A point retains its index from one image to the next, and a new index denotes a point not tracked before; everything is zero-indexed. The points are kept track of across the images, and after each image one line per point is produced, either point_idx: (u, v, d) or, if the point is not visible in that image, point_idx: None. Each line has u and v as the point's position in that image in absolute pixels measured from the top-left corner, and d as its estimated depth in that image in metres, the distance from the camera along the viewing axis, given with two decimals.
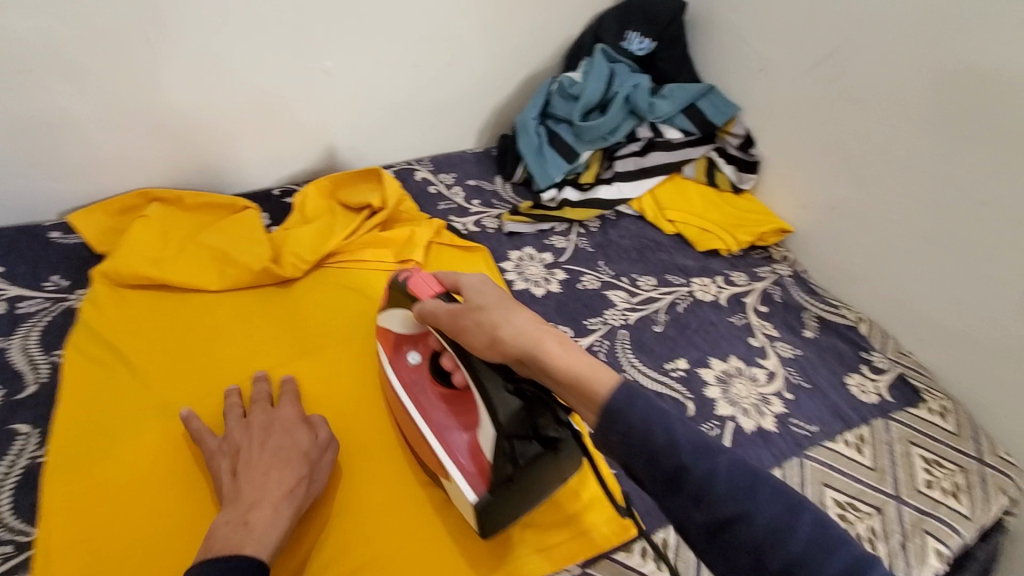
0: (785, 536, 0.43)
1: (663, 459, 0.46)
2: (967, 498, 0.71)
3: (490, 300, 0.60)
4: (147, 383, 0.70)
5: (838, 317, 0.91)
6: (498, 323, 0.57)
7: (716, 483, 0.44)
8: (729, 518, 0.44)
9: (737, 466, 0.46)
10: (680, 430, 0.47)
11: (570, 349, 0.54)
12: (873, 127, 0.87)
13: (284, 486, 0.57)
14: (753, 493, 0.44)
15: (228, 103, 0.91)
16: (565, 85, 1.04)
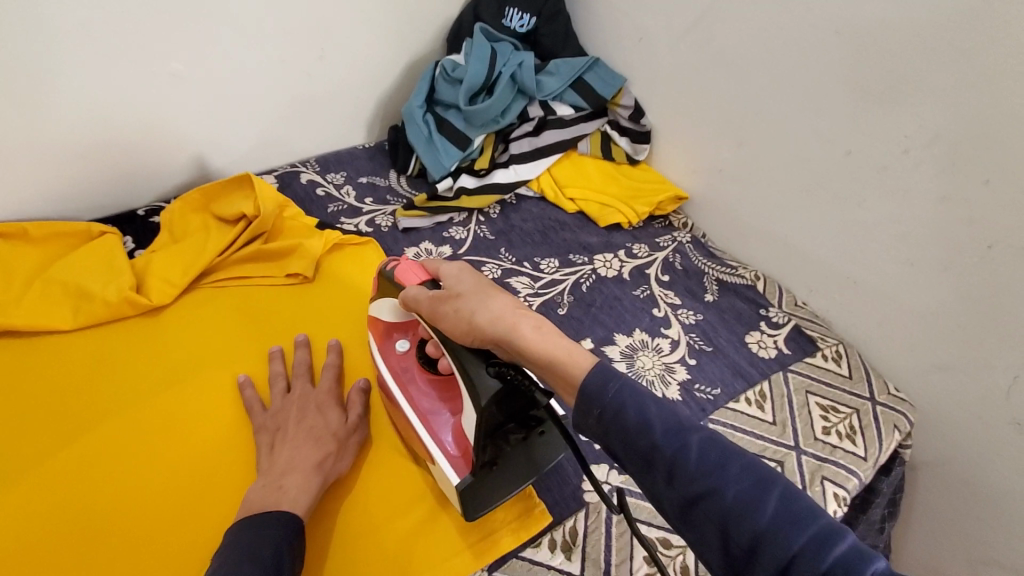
0: (749, 510, 0.41)
1: (666, 462, 0.44)
2: (861, 439, 0.74)
3: (468, 283, 0.59)
4: (144, 394, 0.69)
5: (736, 277, 0.93)
6: (474, 304, 0.56)
7: (686, 459, 0.44)
8: (696, 495, 0.43)
9: (708, 444, 0.45)
10: (690, 438, 0.45)
11: (545, 332, 0.54)
12: (747, 88, 0.88)
13: (314, 458, 0.60)
14: (766, 508, 0.41)
15: (65, 122, 0.81)
16: (448, 68, 1.00)
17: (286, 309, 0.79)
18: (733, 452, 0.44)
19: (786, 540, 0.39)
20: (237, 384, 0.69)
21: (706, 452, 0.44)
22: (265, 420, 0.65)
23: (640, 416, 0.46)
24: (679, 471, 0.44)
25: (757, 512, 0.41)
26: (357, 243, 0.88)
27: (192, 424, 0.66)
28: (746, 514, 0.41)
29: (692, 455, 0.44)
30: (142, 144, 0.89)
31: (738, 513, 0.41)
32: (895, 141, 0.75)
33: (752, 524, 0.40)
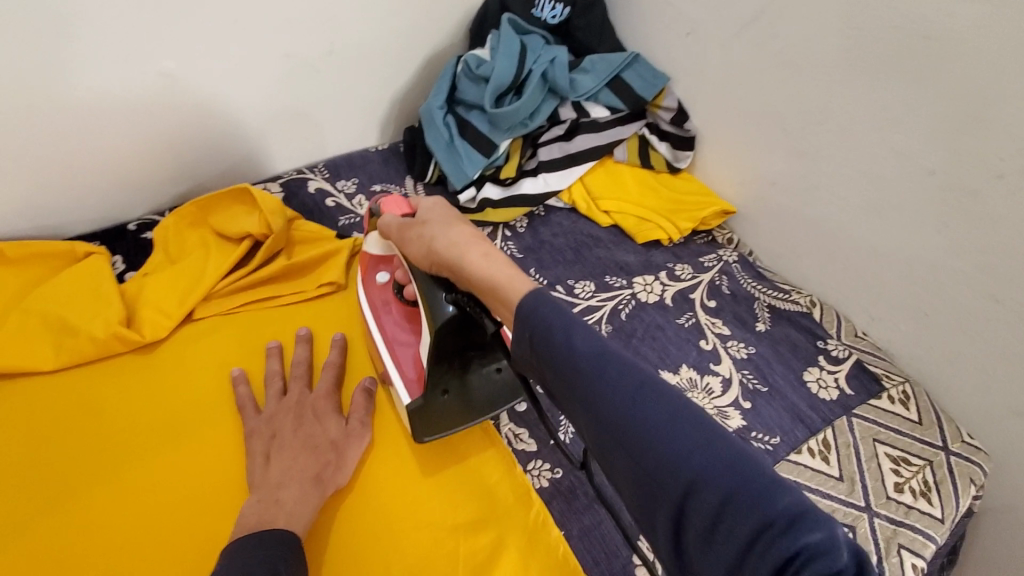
0: (659, 435, 0.37)
1: (582, 386, 0.40)
2: (937, 497, 0.66)
3: (437, 212, 0.57)
4: (135, 415, 0.62)
5: (790, 303, 0.84)
6: (434, 230, 0.54)
7: (601, 383, 0.40)
8: (609, 416, 0.39)
9: (627, 369, 0.40)
10: (610, 358, 0.41)
11: (492, 258, 0.49)
12: (810, 95, 0.78)
13: (312, 470, 0.55)
14: (683, 433, 0.37)
15: (43, 128, 0.72)
16: (472, 65, 0.90)
17: (288, 322, 0.71)
18: (652, 380, 0.40)
19: (690, 464, 0.36)
20: (232, 379, 0.64)
21: (625, 376, 0.40)
22: (258, 424, 0.60)
23: (564, 340, 0.42)
24: (597, 394, 0.40)
25: (671, 436, 0.37)
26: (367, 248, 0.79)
27: (188, 471, 0.58)
28: (657, 440, 0.37)
29: (610, 377, 0.40)
30: (132, 151, 0.80)
31: (653, 436, 0.37)
32: (988, 162, 0.65)
33: (661, 450, 0.37)
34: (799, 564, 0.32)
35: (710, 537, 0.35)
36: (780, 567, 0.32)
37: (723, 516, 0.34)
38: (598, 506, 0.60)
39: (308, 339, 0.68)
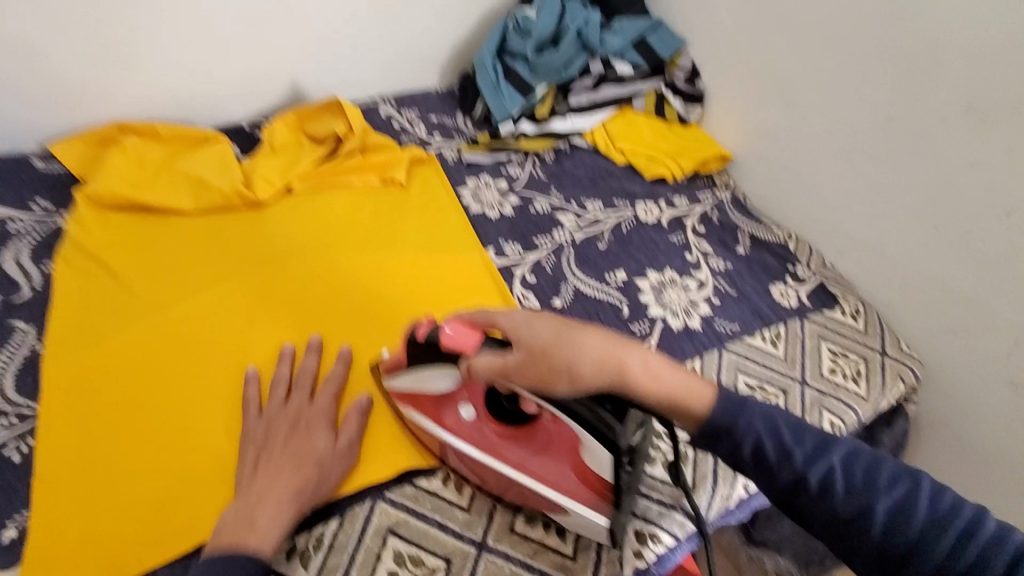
0: (902, 522, 0.45)
1: (819, 492, 0.47)
2: (864, 381, 0.83)
3: (549, 325, 0.50)
4: (202, 308, 0.72)
5: (770, 235, 0.99)
6: (571, 353, 0.48)
7: (836, 487, 0.47)
8: (851, 515, 0.46)
9: (852, 460, 0.48)
10: (836, 456, 0.48)
11: (652, 365, 0.50)
12: (802, 54, 0.93)
13: (292, 487, 0.55)
14: (917, 515, 0.45)
15: (188, 38, 0.91)
16: (520, 20, 1.08)
17: (357, 206, 0.90)
18: (873, 460, 0.48)
19: (936, 543, 0.44)
20: (245, 376, 0.65)
21: (851, 471, 0.48)
22: (256, 427, 0.60)
23: (781, 447, 0.49)
24: (832, 498, 0.47)
25: (910, 521, 0.45)
26: (421, 158, 0.99)
27: (217, 384, 0.65)
28: (897, 523, 0.45)
29: (840, 478, 0.47)
30: (247, 66, 0.99)
31: (890, 524, 0.45)
32: (935, 105, 0.80)
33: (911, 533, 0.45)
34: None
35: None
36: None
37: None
38: None
39: (318, 348, 0.68)
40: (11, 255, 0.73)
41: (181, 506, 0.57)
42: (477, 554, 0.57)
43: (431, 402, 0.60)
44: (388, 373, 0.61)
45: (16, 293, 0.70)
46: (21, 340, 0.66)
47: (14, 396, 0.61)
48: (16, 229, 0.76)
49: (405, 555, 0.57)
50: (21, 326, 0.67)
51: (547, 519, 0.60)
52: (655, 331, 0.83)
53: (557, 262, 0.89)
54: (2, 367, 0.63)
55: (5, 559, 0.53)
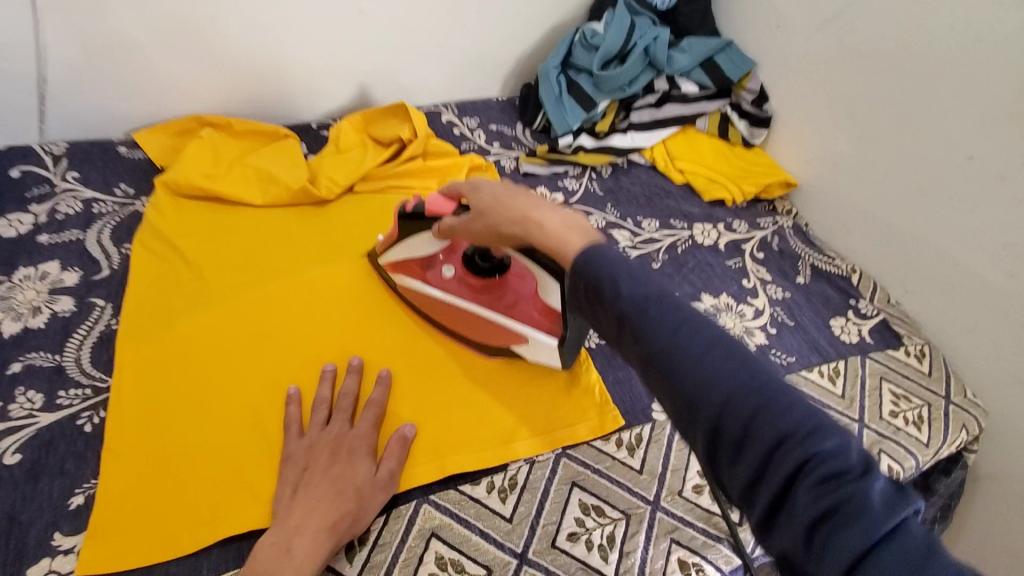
0: (706, 374, 0.38)
1: (631, 329, 0.42)
2: (927, 428, 0.78)
3: (489, 192, 0.57)
4: (267, 302, 0.74)
5: (832, 267, 0.96)
6: (497, 213, 0.56)
7: (647, 324, 0.41)
8: (656, 354, 0.40)
9: (678, 310, 0.41)
10: (654, 302, 0.42)
11: (553, 219, 0.51)
12: (879, 84, 0.90)
13: (329, 519, 0.53)
14: (721, 365, 0.38)
15: (269, 39, 0.95)
16: (587, 35, 1.08)
17: None
18: (702, 319, 0.41)
19: (734, 401, 0.37)
20: (287, 395, 0.64)
21: (666, 316, 0.41)
22: (297, 449, 0.59)
23: (612, 288, 0.43)
24: (641, 335, 0.41)
25: (710, 367, 0.38)
26: (479, 165, 1.00)
27: (274, 381, 0.67)
28: (698, 376, 0.38)
29: (654, 320, 0.41)
30: (321, 68, 1.02)
31: (690, 368, 0.38)
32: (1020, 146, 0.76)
33: (706, 388, 0.38)
34: (814, 476, 0.34)
35: (731, 452, 0.36)
36: (788, 475, 0.34)
37: (750, 434, 0.36)
38: (629, 365, 0.75)
39: (359, 369, 0.67)
40: (94, 236, 0.77)
41: (236, 493, 0.58)
42: (518, 566, 0.57)
43: (419, 266, 0.74)
44: (386, 248, 0.76)
45: (96, 271, 0.73)
46: (98, 316, 0.69)
47: (90, 369, 0.65)
48: (100, 212, 0.80)
49: (447, 560, 0.56)
50: (99, 303, 0.70)
51: (588, 538, 0.59)
52: None
53: None
54: (80, 340, 0.67)
55: (72, 524, 0.55)
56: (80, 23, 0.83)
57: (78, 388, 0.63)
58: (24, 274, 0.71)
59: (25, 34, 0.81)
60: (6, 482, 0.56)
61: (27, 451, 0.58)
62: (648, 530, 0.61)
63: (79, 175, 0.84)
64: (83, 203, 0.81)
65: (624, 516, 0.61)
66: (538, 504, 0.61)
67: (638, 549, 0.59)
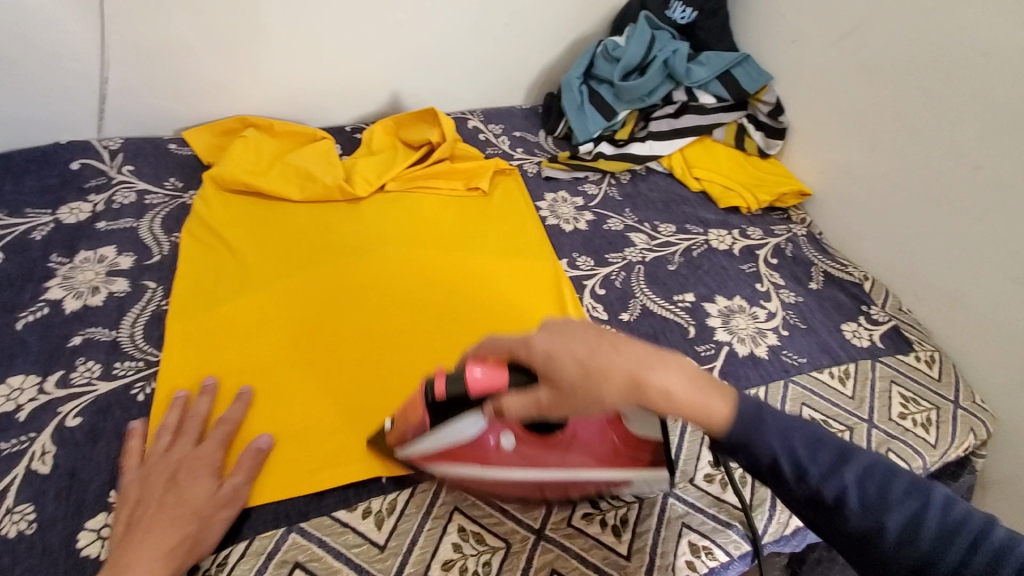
0: (915, 534, 0.45)
1: (837, 508, 0.46)
2: (934, 430, 0.80)
3: (570, 359, 0.48)
4: (295, 290, 0.79)
5: (845, 274, 0.99)
6: (598, 393, 0.48)
7: (851, 501, 0.46)
8: (868, 530, 0.46)
9: (867, 473, 0.47)
10: (845, 465, 0.47)
11: (673, 378, 0.48)
12: (892, 97, 0.93)
13: (164, 546, 0.51)
14: (930, 524, 0.45)
15: (310, 46, 1.01)
16: (609, 48, 1.13)
17: (443, 211, 0.96)
18: (887, 470, 0.47)
19: (948, 553, 0.44)
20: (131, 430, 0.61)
21: (866, 484, 0.47)
22: (132, 480, 0.57)
23: (797, 464, 0.48)
24: (846, 513, 0.46)
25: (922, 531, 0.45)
26: (503, 169, 1.05)
27: (305, 362, 0.71)
28: (914, 539, 0.45)
29: (854, 491, 0.46)
30: (356, 74, 1.08)
31: (902, 531, 0.45)
32: None
33: (927, 551, 0.44)
34: None
35: None
36: None
37: None
38: None
39: (212, 390, 0.65)
40: (146, 224, 0.83)
41: (271, 461, 0.62)
42: (535, 541, 0.60)
43: (465, 450, 0.58)
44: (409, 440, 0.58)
45: (148, 256, 0.79)
46: (150, 297, 0.75)
47: (143, 344, 0.70)
48: (152, 203, 0.86)
49: (469, 532, 0.60)
50: (151, 285, 0.76)
51: (602, 518, 0.62)
52: (721, 354, 0.84)
53: (626, 278, 0.92)
54: (133, 317, 0.72)
55: None
56: (140, 30, 0.89)
57: (132, 361, 0.68)
58: (84, 256, 0.77)
59: (91, 38, 0.88)
60: (68, 441, 0.61)
61: (86, 414, 0.63)
62: (661, 514, 0.63)
63: (133, 169, 0.90)
64: (136, 194, 0.87)
65: (637, 500, 0.64)
66: None
67: (650, 530, 0.62)
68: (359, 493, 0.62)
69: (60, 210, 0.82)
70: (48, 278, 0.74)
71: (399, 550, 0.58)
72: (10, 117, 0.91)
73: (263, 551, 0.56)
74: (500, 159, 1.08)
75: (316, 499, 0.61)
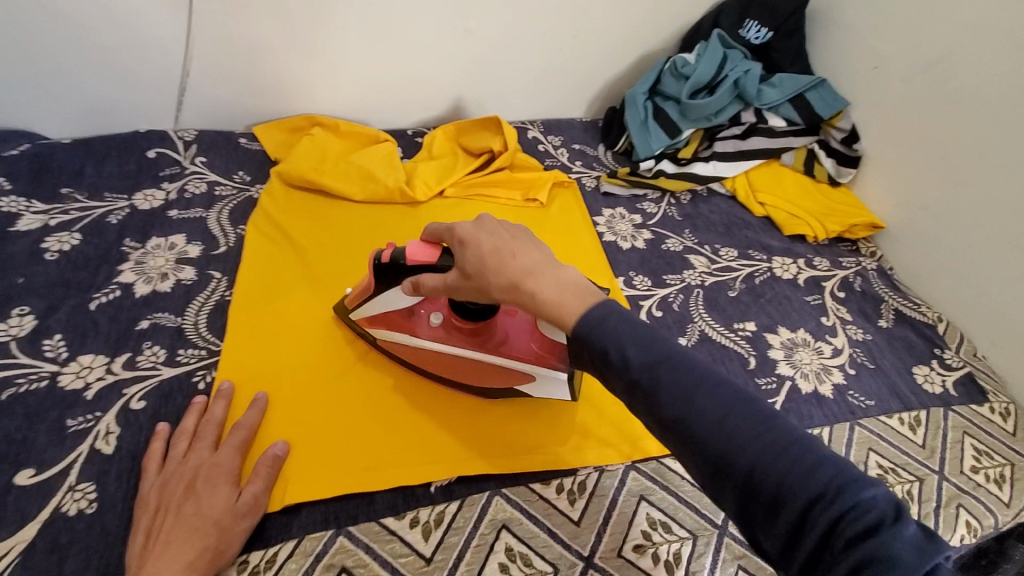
0: (719, 433, 0.41)
1: (647, 398, 0.44)
2: (1010, 488, 0.74)
3: (477, 250, 0.54)
4: None
5: (917, 313, 0.93)
6: (485, 278, 0.52)
7: (659, 389, 0.43)
8: (671, 419, 0.42)
9: (689, 376, 0.43)
10: (670, 367, 0.44)
11: (549, 288, 0.50)
12: (980, 131, 0.88)
13: (184, 560, 0.50)
14: (740, 427, 0.40)
15: (380, 49, 1.02)
16: (678, 64, 1.10)
17: (500, 220, 0.95)
18: (717, 379, 0.43)
19: (748, 455, 0.39)
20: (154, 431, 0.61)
21: (682, 382, 0.43)
22: (150, 487, 0.56)
23: (620, 353, 0.45)
24: (657, 401, 0.43)
25: (737, 438, 0.40)
26: (562, 181, 1.03)
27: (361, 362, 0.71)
28: (718, 441, 0.41)
29: (669, 384, 0.43)
30: (421, 78, 1.08)
31: (708, 434, 0.41)
32: None
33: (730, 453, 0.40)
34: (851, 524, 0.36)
35: (768, 515, 0.38)
36: (831, 526, 0.36)
37: (782, 497, 0.38)
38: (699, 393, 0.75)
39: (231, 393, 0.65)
40: (215, 215, 0.85)
41: (326, 461, 0.62)
42: (584, 569, 0.57)
43: (399, 319, 0.69)
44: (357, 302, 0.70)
45: (215, 247, 0.81)
46: (214, 288, 0.76)
47: (207, 334, 0.71)
48: (221, 194, 0.89)
49: (516, 552, 0.58)
50: (216, 276, 0.78)
51: (655, 552, 0.60)
52: (781, 389, 0.80)
53: (684, 301, 0.89)
54: (198, 306, 0.74)
55: None
56: (222, 28, 0.92)
57: (195, 349, 0.69)
58: (155, 243, 0.79)
59: (176, 33, 0.91)
60: (132, 424, 0.62)
61: (150, 399, 0.64)
62: (716, 553, 0.60)
63: (205, 160, 0.93)
64: (207, 185, 0.90)
65: (691, 536, 0.61)
66: (606, 511, 0.62)
67: (704, 570, 0.59)
68: (408, 501, 0.61)
69: (135, 196, 0.85)
70: (121, 261, 0.76)
71: (445, 564, 0.56)
72: (96, 103, 0.96)
73: (312, 552, 0.56)
74: (559, 171, 1.06)
75: (366, 503, 0.60)
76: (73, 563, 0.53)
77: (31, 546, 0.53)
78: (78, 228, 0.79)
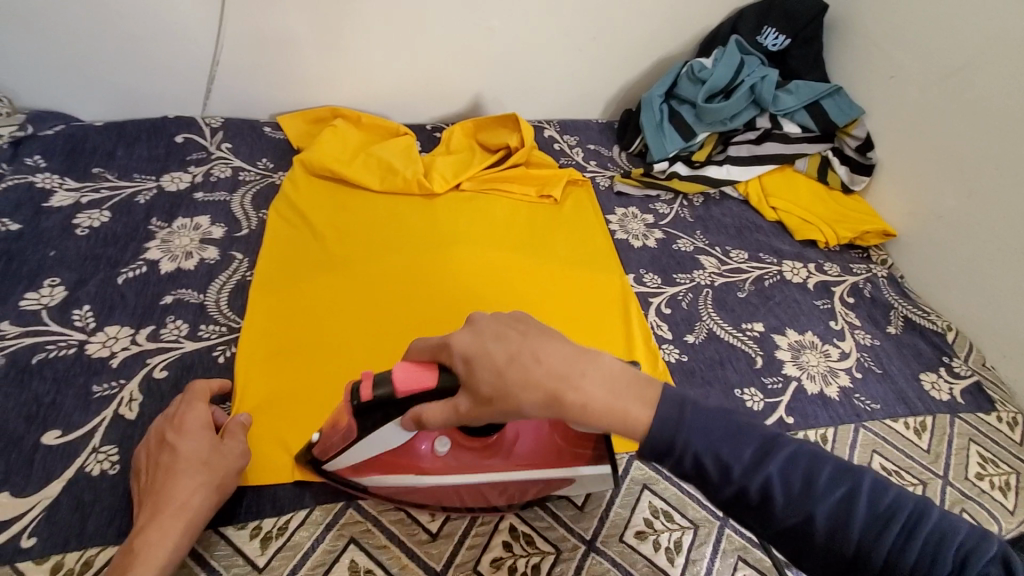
0: (842, 527, 0.40)
1: (761, 506, 0.42)
2: (1014, 496, 0.74)
3: (488, 367, 0.46)
4: (370, 275, 0.81)
5: (926, 321, 0.93)
6: (512, 400, 0.44)
7: (774, 495, 0.41)
8: (794, 523, 0.41)
9: (793, 463, 0.42)
10: (777, 459, 0.42)
11: (594, 392, 0.45)
12: (995, 142, 0.88)
13: (179, 498, 0.52)
14: (858, 512, 0.40)
15: (402, 45, 1.05)
16: (695, 69, 1.11)
17: (513, 214, 0.97)
18: (816, 457, 0.43)
19: (876, 542, 0.39)
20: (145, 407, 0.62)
21: (789, 475, 0.42)
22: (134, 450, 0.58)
23: (725, 462, 0.42)
24: (771, 508, 0.41)
25: (852, 528, 0.40)
26: (576, 180, 1.05)
27: (376, 344, 0.73)
28: (848, 533, 0.40)
29: (777, 482, 0.41)
30: (442, 74, 1.11)
31: (830, 527, 0.40)
32: None
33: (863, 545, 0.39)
34: None
35: None
36: None
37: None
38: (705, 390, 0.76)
39: None
40: (238, 199, 0.88)
41: None
42: (585, 551, 0.59)
43: (398, 458, 0.56)
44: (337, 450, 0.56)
45: (237, 229, 0.83)
46: (235, 268, 0.78)
47: (227, 312, 0.73)
48: (245, 179, 0.91)
49: (520, 532, 0.59)
50: (238, 257, 0.80)
51: (656, 539, 0.61)
52: (787, 389, 0.81)
53: (693, 300, 0.90)
54: (219, 285, 0.76)
55: None
56: (252, 19, 0.95)
57: (216, 325, 0.72)
58: (181, 223, 0.82)
59: (207, 23, 0.94)
60: (154, 392, 0.64)
61: (172, 369, 0.67)
62: (716, 543, 0.61)
63: (231, 147, 0.96)
64: (232, 170, 0.93)
65: (693, 526, 0.62)
66: (609, 498, 0.63)
67: (704, 559, 0.60)
68: None
69: (163, 178, 0.88)
70: (148, 239, 0.79)
71: (451, 539, 0.58)
72: (127, 89, 0.99)
73: (323, 521, 0.58)
74: (574, 170, 1.08)
75: None
76: (95, 520, 0.55)
77: (56, 502, 0.56)
78: (108, 206, 0.82)
